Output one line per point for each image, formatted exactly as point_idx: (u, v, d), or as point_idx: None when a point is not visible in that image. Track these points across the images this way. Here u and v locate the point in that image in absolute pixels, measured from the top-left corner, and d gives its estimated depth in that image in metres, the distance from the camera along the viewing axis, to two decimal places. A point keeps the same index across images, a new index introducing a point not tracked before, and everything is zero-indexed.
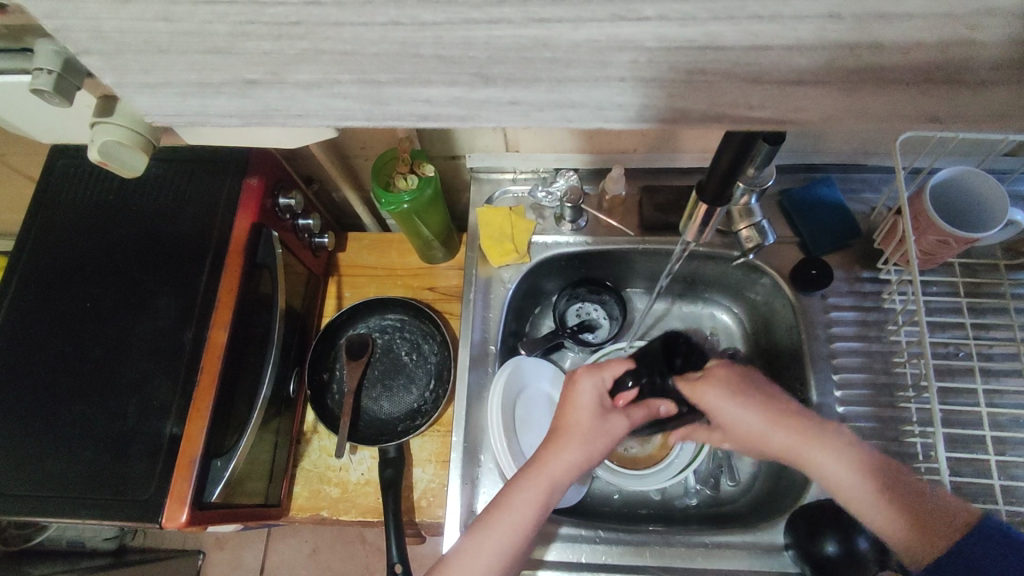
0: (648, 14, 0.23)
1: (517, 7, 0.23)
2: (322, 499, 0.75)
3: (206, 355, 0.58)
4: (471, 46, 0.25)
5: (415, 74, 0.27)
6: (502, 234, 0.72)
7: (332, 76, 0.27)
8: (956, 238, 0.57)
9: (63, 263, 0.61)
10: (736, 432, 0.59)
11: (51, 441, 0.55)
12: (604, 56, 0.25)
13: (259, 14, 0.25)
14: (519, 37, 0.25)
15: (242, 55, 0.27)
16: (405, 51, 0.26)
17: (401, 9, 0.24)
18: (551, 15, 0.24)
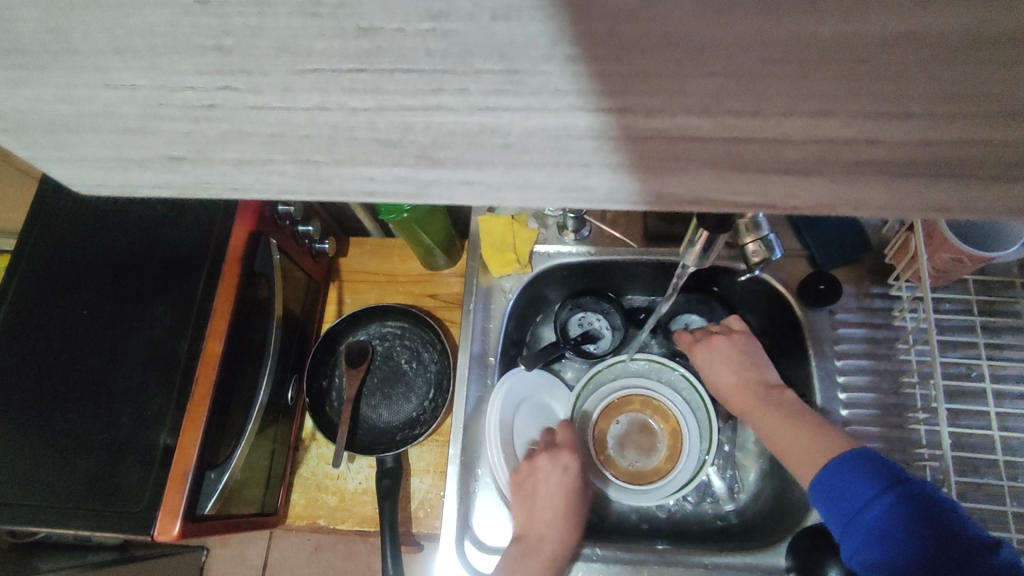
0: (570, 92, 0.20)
1: (458, 94, 0.21)
2: (319, 507, 0.74)
3: (200, 365, 0.57)
4: (409, 130, 0.22)
5: (352, 155, 0.22)
6: (503, 243, 0.71)
7: (263, 154, 0.23)
8: (971, 256, 0.55)
9: (61, 269, 0.61)
10: (721, 389, 0.66)
11: (46, 450, 0.55)
12: (561, 144, 0.21)
13: (169, 99, 0.22)
14: (463, 122, 0.21)
15: (157, 135, 0.23)
16: (339, 135, 0.22)
17: (326, 94, 0.21)
18: (498, 102, 0.21)
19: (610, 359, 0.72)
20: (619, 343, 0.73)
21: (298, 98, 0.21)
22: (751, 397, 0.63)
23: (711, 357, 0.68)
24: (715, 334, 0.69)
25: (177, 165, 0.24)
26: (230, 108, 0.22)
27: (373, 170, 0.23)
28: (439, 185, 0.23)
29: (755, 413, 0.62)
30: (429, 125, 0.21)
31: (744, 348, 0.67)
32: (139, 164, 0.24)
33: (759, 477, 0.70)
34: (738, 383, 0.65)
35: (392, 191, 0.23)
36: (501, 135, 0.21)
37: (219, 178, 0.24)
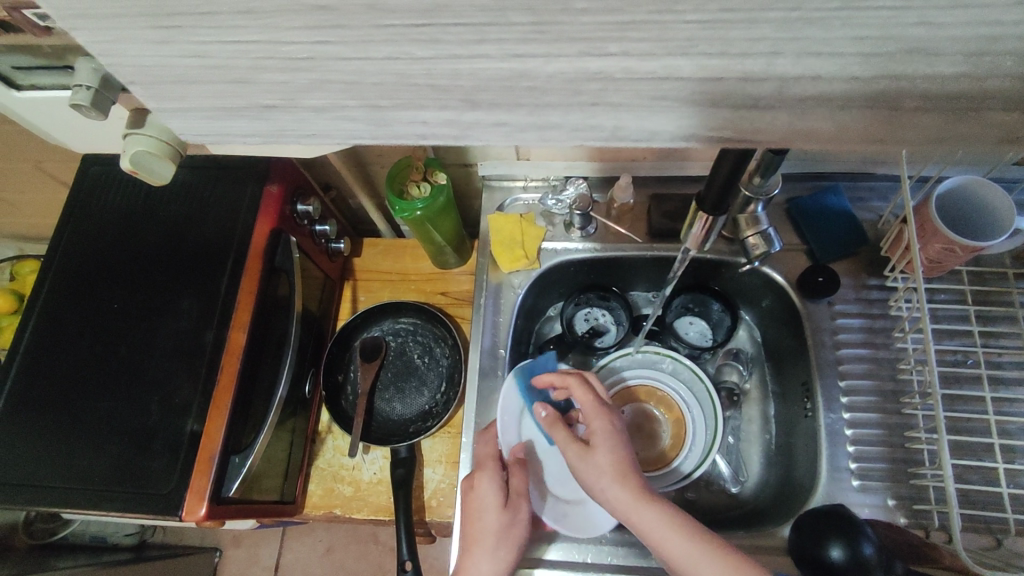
0: (612, 50, 0.23)
1: (494, 44, 0.24)
2: (335, 497, 0.76)
3: (225, 356, 0.60)
4: (458, 76, 0.25)
5: (410, 100, 0.27)
6: (513, 240, 0.74)
7: (339, 101, 0.27)
8: (963, 246, 0.58)
9: (92, 265, 0.64)
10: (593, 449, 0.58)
11: (79, 436, 0.58)
12: (575, 84, 0.25)
13: (275, 52, 0.25)
14: (499, 69, 0.25)
15: (260, 85, 0.27)
16: (402, 80, 0.26)
17: (396, 46, 0.24)
18: (525, 51, 0.24)
19: (615, 352, 0.75)
20: (623, 337, 0.75)
21: (377, 50, 0.24)
22: (636, 492, 0.54)
23: (602, 440, 0.57)
24: (596, 410, 0.60)
25: (269, 112, 0.28)
26: (320, 58, 0.25)
27: (427, 114, 0.27)
28: (479, 126, 0.28)
29: (642, 510, 0.53)
30: (473, 71, 0.25)
31: (614, 432, 0.58)
32: (233, 116, 0.29)
33: (762, 468, 0.73)
34: (624, 475, 0.55)
35: (438, 132, 0.28)
36: (535, 77, 0.25)
37: (300, 123, 0.29)
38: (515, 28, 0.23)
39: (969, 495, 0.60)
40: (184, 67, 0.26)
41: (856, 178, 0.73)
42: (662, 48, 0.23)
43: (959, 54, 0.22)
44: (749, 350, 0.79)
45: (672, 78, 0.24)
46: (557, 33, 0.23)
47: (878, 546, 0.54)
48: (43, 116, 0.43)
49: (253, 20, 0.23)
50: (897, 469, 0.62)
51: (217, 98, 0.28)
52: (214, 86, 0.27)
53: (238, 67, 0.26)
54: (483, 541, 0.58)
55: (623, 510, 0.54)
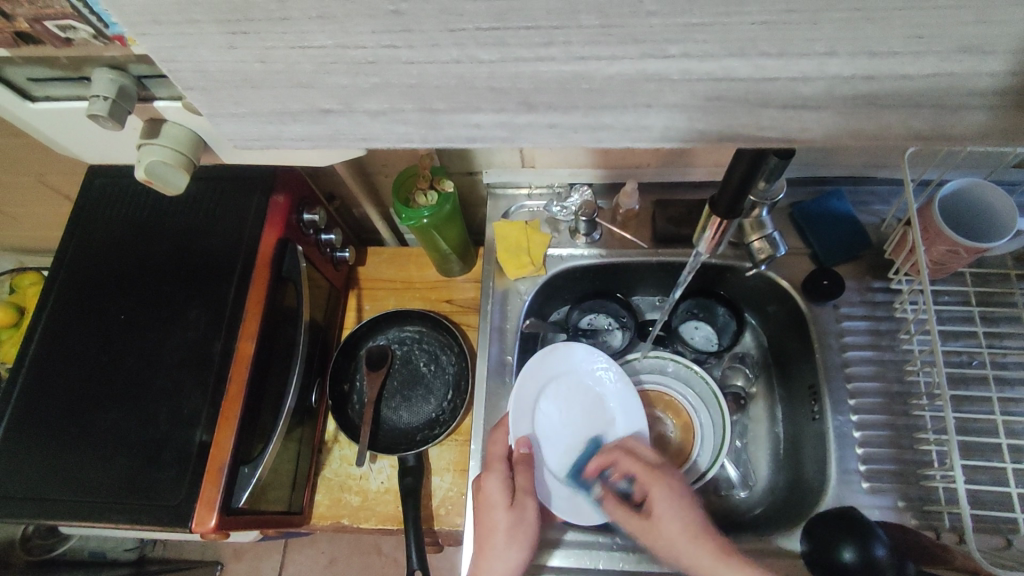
0: (673, 52, 0.25)
1: (561, 47, 0.25)
2: (342, 507, 0.76)
3: (234, 366, 0.60)
4: (519, 78, 0.27)
5: (467, 103, 0.28)
6: (518, 247, 0.74)
7: (396, 105, 0.29)
8: (965, 246, 0.59)
9: (98, 276, 0.64)
10: (661, 529, 0.57)
11: (87, 448, 0.57)
12: (635, 86, 0.26)
13: (341, 56, 0.26)
14: (562, 71, 0.26)
15: (322, 88, 0.28)
16: (462, 83, 0.27)
17: (463, 50, 0.25)
18: (591, 53, 0.25)
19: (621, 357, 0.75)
20: (629, 342, 0.76)
21: (443, 51, 0.25)
22: (707, 556, 0.54)
23: (661, 502, 0.58)
24: (648, 474, 0.61)
25: (328, 116, 0.30)
26: (385, 61, 0.26)
27: (482, 116, 0.29)
28: (532, 126, 0.29)
29: (721, 571, 0.54)
30: (534, 74, 0.26)
31: (674, 491, 0.60)
32: (286, 119, 0.30)
33: (769, 471, 0.74)
34: (694, 536, 0.56)
35: (490, 133, 0.30)
36: (594, 79, 0.26)
37: (357, 129, 0.30)
38: (582, 29, 0.24)
39: (979, 495, 0.60)
40: (249, 71, 0.28)
41: (858, 182, 0.74)
42: (721, 50, 0.25)
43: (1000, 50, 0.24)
44: (754, 352, 0.80)
45: (704, 79, 0.26)
46: (624, 35, 0.24)
47: (890, 546, 0.54)
48: (58, 127, 0.43)
49: (329, 25, 0.25)
50: (906, 470, 0.62)
51: (277, 102, 0.29)
52: (277, 90, 0.29)
53: (304, 69, 0.27)
54: (494, 541, 0.58)
55: (698, 569, 0.54)
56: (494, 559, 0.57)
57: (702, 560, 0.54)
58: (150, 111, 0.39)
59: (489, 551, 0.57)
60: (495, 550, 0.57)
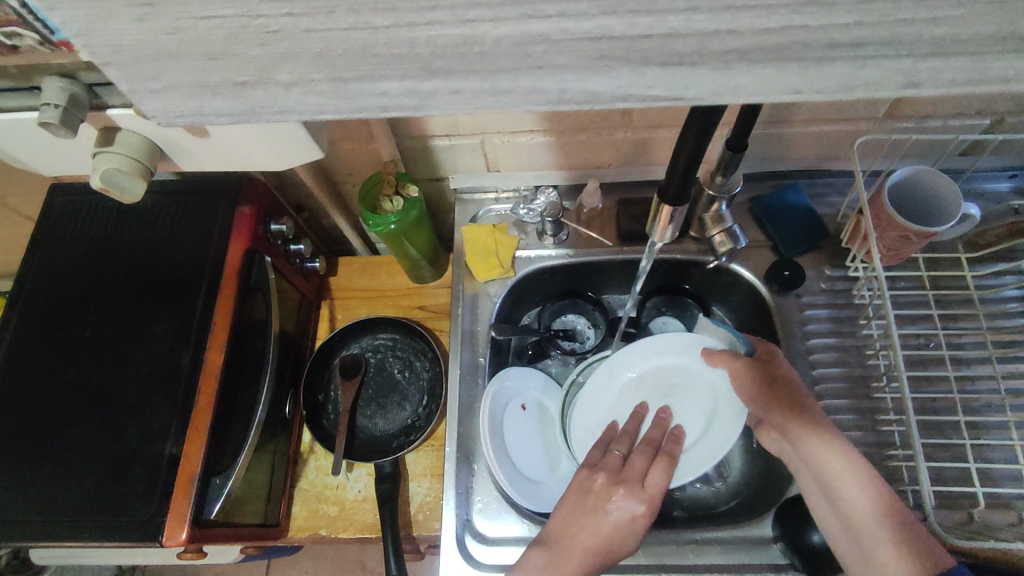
0: (551, 12, 0.26)
1: (447, 9, 0.26)
2: (319, 518, 0.75)
3: (203, 377, 0.60)
4: (415, 45, 0.28)
5: (373, 69, 0.29)
6: (486, 250, 0.75)
7: (309, 75, 0.30)
8: (916, 233, 0.61)
9: (62, 294, 0.63)
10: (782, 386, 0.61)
11: (53, 467, 0.56)
12: (524, 48, 0.28)
13: (247, 25, 0.27)
14: (453, 36, 0.27)
15: (234, 57, 0.29)
16: (364, 51, 0.28)
17: (358, 15, 0.27)
18: (475, 15, 0.27)
19: (593, 355, 0.75)
20: (602, 340, 0.76)
21: (337, 18, 0.27)
22: (855, 474, 0.52)
23: (816, 449, 0.55)
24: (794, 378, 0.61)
25: (243, 89, 0.31)
26: (290, 30, 0.28)
27: (387, 86, 0.30)
28: (437, 95, 0.30)
29: (818, 442, 0.55)
30: (429, 39, 0.28)
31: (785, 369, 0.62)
32: (208, 96, 0.31)
33: (742, 461, 0.74)
34: (803, 412, 0.58)
35: (398, 103, 0.31)
36: (485, 42, 0.28)
37: (276, 102, 0.32)
38: None
39: (941, 472, 0.63)
40: (164, 42, 0.28)
41: (814, 175, 0.76)
42: (594, 7, 0.26)
43: (852, 3, 0.25)
44: None
45: (581, 38, 0.27)
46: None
47: None
48: (10, 141, 0.43)
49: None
50: (872, 452, 0.64)
51: (196, 74, 0.30)
52: (193, 62, 0.29)
53: (213, 42, 0.28)
54: (595, 509, 0.59)
55: (836, 480, 0.53)
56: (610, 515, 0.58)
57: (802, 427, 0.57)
58: (102, 120, 0.40)
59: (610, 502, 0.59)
60: (601, 518, 0.58)
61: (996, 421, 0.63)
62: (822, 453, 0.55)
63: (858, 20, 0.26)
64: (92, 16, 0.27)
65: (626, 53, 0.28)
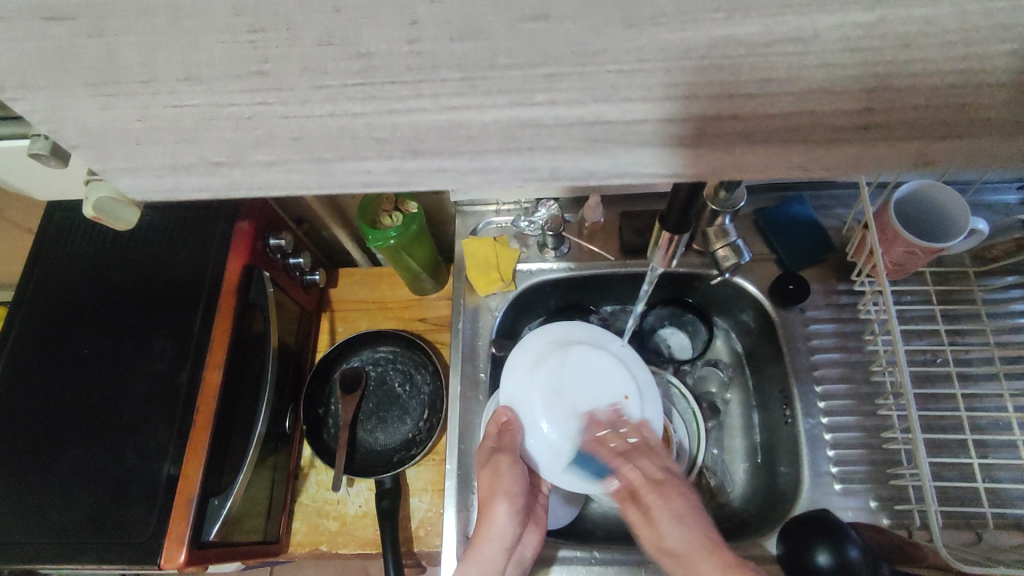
0: (539, 99, 0.24)
1: (430, 98, 0.25)
2: (320, 533, 0.75)
3: (201, 396, 0.59)
4: (397, 128, 0.25)
5: (353, 149, 0.25)
6: (488, 264, 0.74)
7: (285, 156, 0.25)
8: (923, 248, 0.59)
9: (60, 310, 0.63)
10: (628, 466, 0.56)
11: (53, 487, 0.56)
12: (513, 133, 0.24)
13: (217, 112, 0.26)
14: (438, 121, 0.25)
15: (209, 141, 0.26)
16: (344, 134, 0.25)
17: (334, 104, 0.25)
18: (460, 102, 0.25)
19: None
20: None
21: (314, 108, 0.25)
22: (653, 498, 0.53)
23: (665, 522, 0.51)
24: (646, 483, 0.54)
25: (219, 168, 0.25)
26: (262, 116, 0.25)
27: (370, 163, 0.25)
28: (423, 174, 0.25)
29: (660, 518, 0.51)
30: (412, 124, 0.25)
31: (651, 453, 0.58)
32: (179, 175, 0.26)
33: (746, 476, 0.74)
34: (659, 484, 0.54)
35: (382, 182, 0.25)
36: (470, 128, 0.25)
37: (250, 183, 0.25)
38: (445, 84, 0.25)
39: (948, 491, 0.62)
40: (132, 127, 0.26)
41: (818, 187, 0.76)
42: (586, 96, 0.24)
43: (883, 76, 0.23)
44: (727, 358, 0.80)
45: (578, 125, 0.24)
46: (487, 85, 0.25)
47: (862, 547, 0.55)
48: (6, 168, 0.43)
49: (198, 85, 0.26)
50: (877, 470, 0.63)
51: (168, 156, 0.26)
52: (164, 147, 0.26)
53: (184, 124, 0.26)
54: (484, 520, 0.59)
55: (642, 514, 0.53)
56: (489, 546, 0.58)
57: (651, 501, 0.53)
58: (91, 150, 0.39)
59: (486, 531, 0.59)
60: (484, 534, 0.58)
61: (1004, 439, 0.62)
62: (666, 531, 0.51)
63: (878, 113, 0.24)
64: (61, 103, 0.26)
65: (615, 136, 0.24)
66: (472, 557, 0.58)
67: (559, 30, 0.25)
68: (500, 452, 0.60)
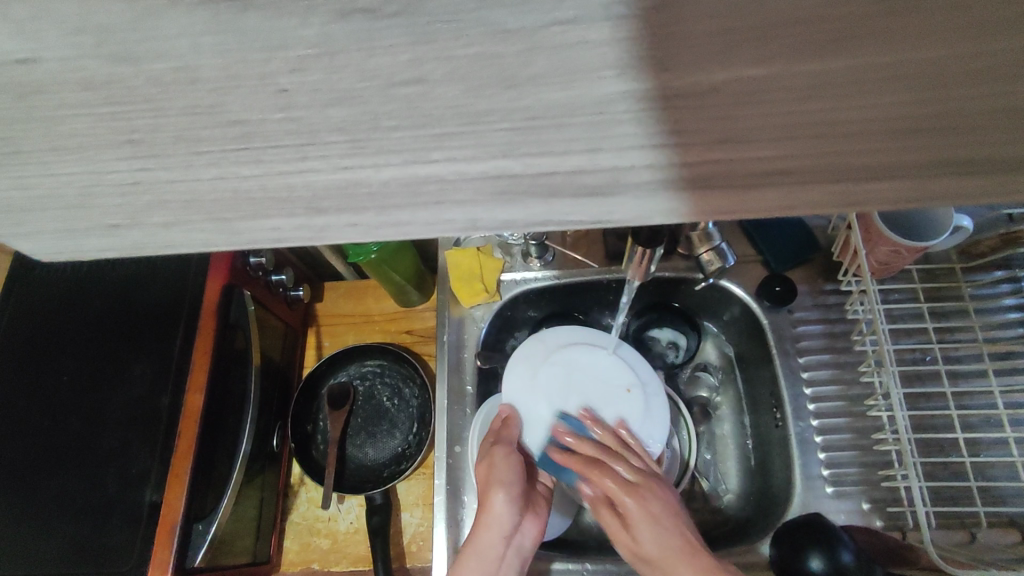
0: (436, 156, 0.23)
1: (320, 158, 0.23)
2: (312, 552, 0.74)
3: (183, 420, 0.59)
4: (294, 189, 0.23)
5: (255, 207, 0.24)
6: (471, 275, 0.73)
7: (185, 218, 0.24)
8: (908, 247, 0.59)
9: (32, 334, 0.61)
10: (636, 525, 0.53)
11: (32, 518, 0.54)
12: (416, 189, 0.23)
13: (98, 181, 0.23)
14: (337, 179, 0.23)
15: (99, 209, 0.24)
16: (240, 196, 0.23)
17: (220, 168, 0.23)
18: (352, 163, 0.23)
19: None
20: None
21: (194, 173, 0.23)
22: (678, 553, 0.51)
23: None
24: (606, 473, 0.56)
25: (116, 232, 0.24)
26: (151, 183, 0.23)
27: (277, 222, 0.24)
28: (334, 230, 0.24)
29: (693, 574, 0.50)
30: (308, 183, 0.23)
31: (639, 488, 0.55)
32: (78, 239, 0.24)
33: (737, 480, 0.74)
34: (671, 534, 0.52)
35: (293, 238, 0.25)
36: (369, 185, 0.23)
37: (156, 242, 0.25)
38: (330, 147, 0.22)
39: (940, 491, 0.61)
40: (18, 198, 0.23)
41: None
42: (485, 152, 0.22)
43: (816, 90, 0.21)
44: (718, 362, 0.79)
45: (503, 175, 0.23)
46: (380, 146, 0.22)
47: (856, 551, 0.55)
48: None
49: (67, 157, 0.23)
50: (869, 472, 0.63)
51: (60, 223, 0.24)
52: (55, 213, 0.24)
53: (68, 195, 0.23)
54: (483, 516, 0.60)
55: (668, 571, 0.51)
56: (488, 535, 0.59)
57: (670, 556, 0.51)
58: None
59: (485, 519, 0.59)
60: (485, 525, 0.59)
61: (995, 437, 0.61)
62: None
63: (802, 156, 0.22)
64: None
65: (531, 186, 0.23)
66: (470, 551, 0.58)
67: (440, 90, 0.22)
68: (497, 444, 0.61)
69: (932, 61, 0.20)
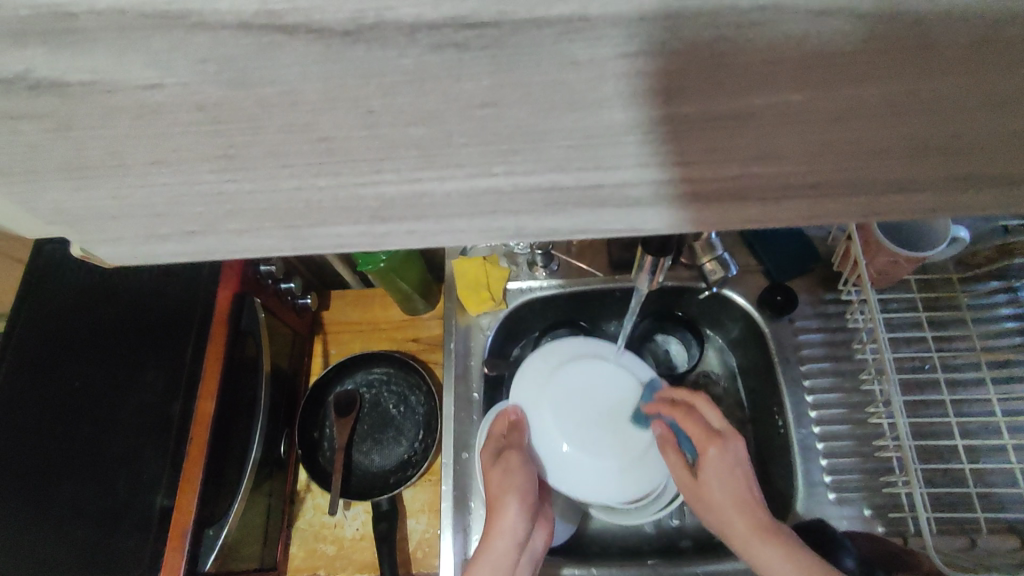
0: (497, 171, 0.23)
1: (394, 173, 0.23)
2: (318, 558, 0.75)
3: (195, 424, 0.60)
4: (362, 199, 0.24)
5: (321, 216, 0.25)
6: (477, 283, 0.74)
7: (258, 224, 0.25)
8: (906, 258, 0.60)
9: (53, 340, 0.61)
10: (706, 497, 0.57)
11: (43, 521, 0.55)
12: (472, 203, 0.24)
13: (191, 189, 0.24)
14: (403, 190, 0.24)
15: (181, 215, 0.25)
16: (311, 205, 0.24)
17: (297, 176, 0.24)
18: (425, 175, 0.24)
19: None
20: None
21: (283, 181, 0.24)
22: (751, 529, 0.53)
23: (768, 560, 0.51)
24: (706, 439, 0.59)
25: (192, 238, 0.25)
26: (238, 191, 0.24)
27: (341, 229, 0.25)
28: (393, 237, 0.26)
29: (755, 545, 0.53)
30: (377, 194, 0.24)
31: (728, 458, 0.58)
32: (155, 243, 0.26)
33: None
34: (742, 508, 0.55)
35: (354, 245, 0.26)
36: (433, 197, 0.24)
37: (223, 248, 0.26)
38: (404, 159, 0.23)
39: (941, 497, 0.62)
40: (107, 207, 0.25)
41: None
42: (543, 165, 0.23)
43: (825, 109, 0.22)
44: (719, 371, 0.80)
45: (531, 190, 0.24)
46: (442, 160, 0.23)
47: (860, 557, 0.55)
48: None
49: (166, 169, 0.24)
50: (870, 478, 0.64)
51: (145, 228, 0.25)
52: (139, 221, 0.25)
53: (156, 204, 0.24)
54: (497, 517, 0.58)
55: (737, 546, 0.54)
56: (503, 542, 0.57)
57: (736, 531, 0.54)
58: None
59: (499, 527, 0.58)
60: (499, 531, 0.58)
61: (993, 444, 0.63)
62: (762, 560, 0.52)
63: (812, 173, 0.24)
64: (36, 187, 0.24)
65: (577, 201, 0.24)
66: (485, 556, 0.57)
67: (510, 113, 0.22)
68: (510, 449, 0.62)
69: (933, 92, 0.22)
